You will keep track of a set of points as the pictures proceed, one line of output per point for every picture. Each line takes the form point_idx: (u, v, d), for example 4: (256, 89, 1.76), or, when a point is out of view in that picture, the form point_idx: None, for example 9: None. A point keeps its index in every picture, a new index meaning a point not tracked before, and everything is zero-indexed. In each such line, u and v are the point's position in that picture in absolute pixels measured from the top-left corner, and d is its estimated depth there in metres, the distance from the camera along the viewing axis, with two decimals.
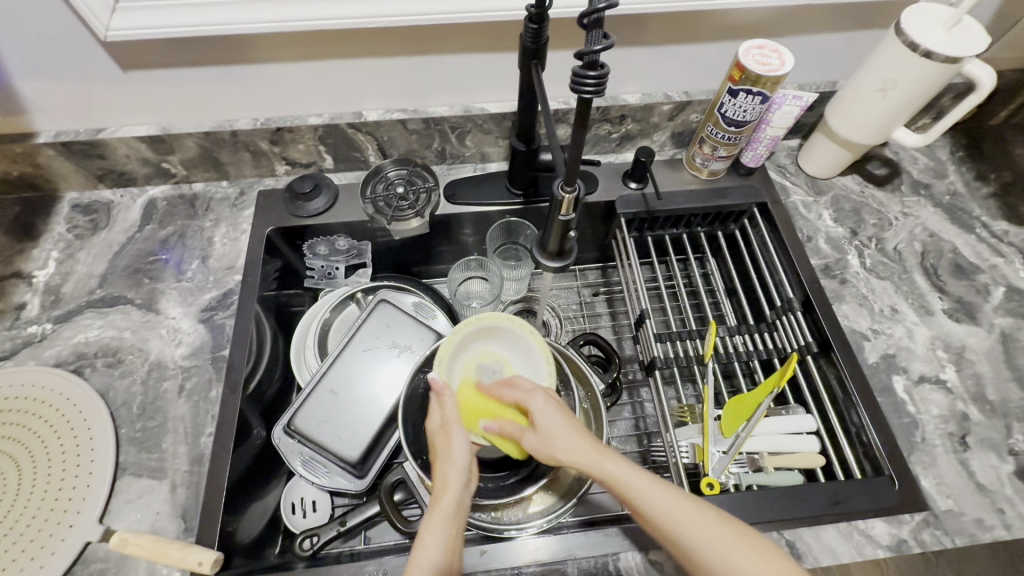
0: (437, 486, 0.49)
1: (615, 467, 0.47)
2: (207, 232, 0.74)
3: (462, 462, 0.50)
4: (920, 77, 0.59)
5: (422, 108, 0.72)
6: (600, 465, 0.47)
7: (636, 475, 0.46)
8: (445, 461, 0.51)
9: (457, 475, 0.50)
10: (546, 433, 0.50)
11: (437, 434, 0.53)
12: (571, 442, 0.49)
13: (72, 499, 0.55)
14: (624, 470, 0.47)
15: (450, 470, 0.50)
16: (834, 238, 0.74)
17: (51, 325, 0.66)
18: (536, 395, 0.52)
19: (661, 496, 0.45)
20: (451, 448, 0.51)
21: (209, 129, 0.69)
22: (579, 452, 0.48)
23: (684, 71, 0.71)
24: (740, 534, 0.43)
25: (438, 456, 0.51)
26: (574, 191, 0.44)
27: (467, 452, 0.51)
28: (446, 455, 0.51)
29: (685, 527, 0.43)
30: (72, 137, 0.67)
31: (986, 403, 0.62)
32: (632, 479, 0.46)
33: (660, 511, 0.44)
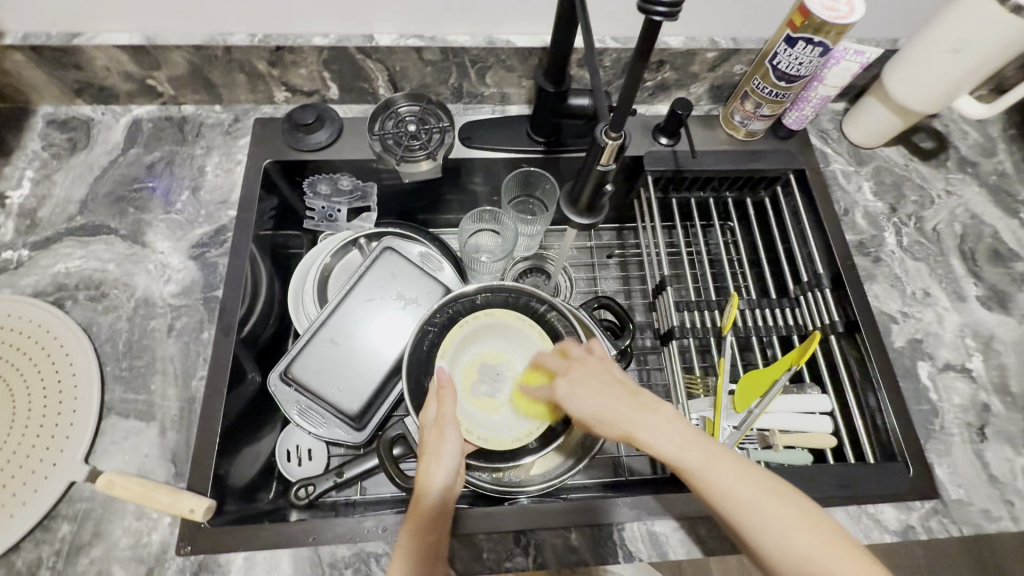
0: (420, 485, 0.48)
1: (661, 442, 0.43)
2: (198, 161, 0.67)
3: (446, 459, 0.49)
4: (1000, 37, 0.53)
5: (441, 36, 0.64)
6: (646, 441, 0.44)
7: (684, 453, 0.42)
8: (428, 458, 0.49)
9: (442, 473, 0.48)
10: (579, 397, 0.47)
11: (428, 430, 0.52)
12: (608, 417, 0.45)
13: (54, 437, 0.52)
14: (672, 444, 0.43)
15: (434, 468, 0.48)
16: (871, 213, 0.70)
17: (27, 252, 0.61)
18: (565, 375, 0.49)
19: (717, 471, 0.41)
20: (440, 447, 0.50)
21: (199, 43, 0.61)
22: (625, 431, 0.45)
23: (735, 14, 0.64)
24: (804, 515, 0.40)
25: (425, 455, 0.50)
26: (619, 138, 0.39)
27: (457, 452, 0.50)
28: (432, 453, 0.49)
29: (739, 507, 0.40)
30: (43, 40, 0.59)
31: (1009, 396, 0.60)
32: (681, 456, 0.42)
33: (715, 486, 0.41)
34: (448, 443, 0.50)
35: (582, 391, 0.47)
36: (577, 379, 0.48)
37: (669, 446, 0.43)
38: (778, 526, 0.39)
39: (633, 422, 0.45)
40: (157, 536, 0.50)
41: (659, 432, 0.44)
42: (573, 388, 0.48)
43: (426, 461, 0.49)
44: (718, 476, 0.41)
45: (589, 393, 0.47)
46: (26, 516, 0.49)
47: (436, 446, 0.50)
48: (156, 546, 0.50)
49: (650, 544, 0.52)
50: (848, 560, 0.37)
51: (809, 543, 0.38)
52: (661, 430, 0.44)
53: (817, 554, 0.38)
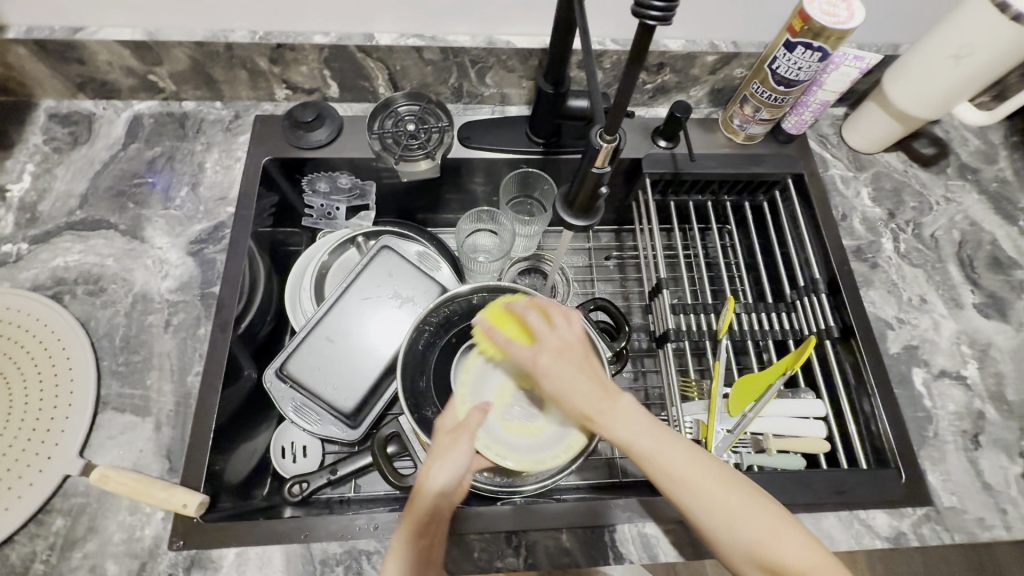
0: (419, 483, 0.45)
1: (625, 429, 0.43)
2: (198, 157, 0.68)
3: (454, 461, 0.46)
4: (1001, 45, 0.53)
5: (442, 36, 0.64)
6: (610, 428, 0.44)
7: (637, 437, 0.42)
8: (434, 457, 0.46)
9: (445, 477, 0.45)
10: (556, 376, 0.45)
11: (443, 433, 0.49)
12: (572, 397, 0.45)
13: (50, 430, 0.53)
14: (629, 429, 0.43)
15: (440, 469, 0.45)
16: (869, 218, 0.70)
17: (27, 245, 0.61)
18: (542, 355, 0.46)
19: (674, 459, 0.42)
20: (455, 452, 0.46)
21: (201, 39, 0.61)
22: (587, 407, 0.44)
23: (735, 17, 0.64)
24: (754, 500, 0.41)
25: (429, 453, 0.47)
26: (613, 141, 0.39)
27: (468, 460, 0.46)
28: (438, 452, 0.47)
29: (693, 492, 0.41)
30: (45, 35, 0.60)
31: (1004, 404, 0.60)
32: (634, 441, 0.43)
33: (672, 475, 0.41)
34: (458, 447, 0.46)
35: (555, 376, 0.45)
36: (562, 355, 0.46)
37: (631, 434, 0.43)
38: (729, 517, 0.40)
39: (601, 406, 0.44)
40: (151, 531, 0.50)
41: (614, 415, 0.44)
42: (554, 364, 0.46)
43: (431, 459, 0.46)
44: (677, 465, 0.41)
45: (566, 376, 0.45)
46: (21, 508, 0.49)
47: (446, 447, 0.47)
48: (149, 540, 0.50)
49: (641, 546, 0.52)
50: (805, 548, 0.40)
51: (759, 530, 0.40)
52: (623, 418, 0.43)
53: (772, 544, 0.40)
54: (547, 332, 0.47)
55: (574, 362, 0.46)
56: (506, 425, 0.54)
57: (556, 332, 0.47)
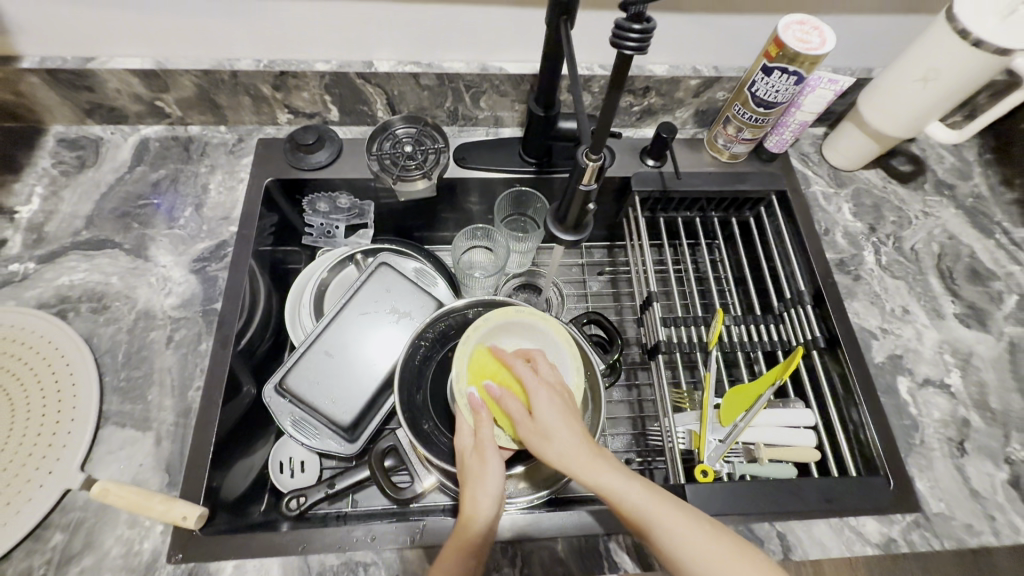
0: (466, 512, 0.46)
1: (610, 480, 0.44)
2: (202, 179, 0.70)
3: (495, 483, 0.47)
4: (965, 68, 0.56)
5: (437, 63, 0.67)
6: (594, 475, 0.44)
7: (629, 486, 0.43)
8: (478, 481, 0.47)
9: (487, 502, 0.46)
10: (541, 417, 0.47)
11: (469, 456, 0.50)
12: (565, 443, 0.46)
13: (51, 445, 0.53)
14: (617, 479, 0.44)
15: (486, 491, 0.46)
16: (851, 233, 0.72)
17: (33, 265, 0.63)
18: (537, 386, 0.49)
19: (652, 504, 0.43)
20: (484, 471, 0.48)
21: (207, 67, 0.64)
22: (575, 453, 0.45)
23: (716, 44, 0.67)
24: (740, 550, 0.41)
25: (469, 479, 0.48)
26: (598, 160, 0.41)
27: (501, 479, 0.48)
28: (480, 477, 0.47)
29: (676, 531, 0.42)
30: (57, 64, 0.62)
31: (988, 411, 0.61)
32: (621, 489, 0.43)
33: (653, 519, 0.42)
34: (494, 465, 0.48)
35: (544, 414, 0.47)
36: (556, 394, 0.49)
37: (613, 479, 0.44)
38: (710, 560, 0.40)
39: (584, 454, 0.45)
40: (149, 545, 0.51)
41: (599, 463, 0.45)
42: (549, 399, 0.48)
43: (471, 485, 0.47)
44: (660, 512, 0.42)
45: (554, 415, 0.47)
46: (20, 524, 0.50)
47: (487, 468, 0.48)
48: (147, 554, 0.50)
49: (635, 555, 0.53)
50: None
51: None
52: (606, 464, 0.45)
53: None
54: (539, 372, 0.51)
55: (560, 402, 0.49)
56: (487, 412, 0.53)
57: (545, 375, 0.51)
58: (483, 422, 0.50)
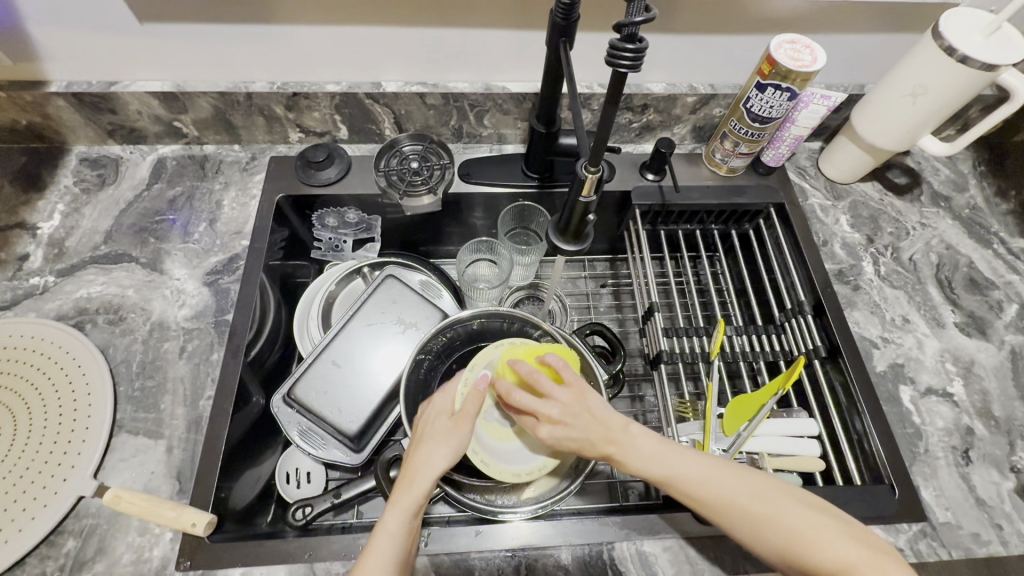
0: (410, 470, 0.49)
1: (641, 459, 0.49)
2: (216, 196, 0.73)
3: (451, 445, 0.50)
4: (954, 83, 0.58)
5: (443, 83, 0.70)
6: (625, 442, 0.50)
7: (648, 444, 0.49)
8: (433, 439, 0.51)
9: (434, 461, 0.49)
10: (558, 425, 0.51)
11: (440, 419, 0.53)
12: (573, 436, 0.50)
13: (66, 452, 0.55)
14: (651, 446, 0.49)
15: (434, 451, 0.50)
16: (849, 244, 0.74)
17: (53, 278, 0.65)
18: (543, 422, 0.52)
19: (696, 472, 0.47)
20: (438, 443, 0.51)
21: (224, 90, 0.67)
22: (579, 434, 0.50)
23: (710, 63, 0.70)
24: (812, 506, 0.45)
25: (427, 437, 0.52)
26: (597, 172, 0.43)
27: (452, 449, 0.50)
28: (438, 437, 0.51)
29: (684, 467, 0.48)
30: (84, 88, 0.66)
31: (991, 419, 0.62)
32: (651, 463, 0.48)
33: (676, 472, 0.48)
34: (458, 433, 0.51)
35: (567, 423, 0.51)
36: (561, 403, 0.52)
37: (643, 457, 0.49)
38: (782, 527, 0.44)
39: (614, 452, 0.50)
40: (159, 552, 0.51)
41: (623, 438, 0.50)
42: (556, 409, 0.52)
43: (424, 445, 0.51)
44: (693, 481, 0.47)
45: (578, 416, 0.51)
46: (34, 530, 0.51)
47: (445, 431, 0.51)
48: (157, 561, 0.51)
49: (640, 564, 0.53)
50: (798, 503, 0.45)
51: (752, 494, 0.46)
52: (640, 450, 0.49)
53: (761, 513, 0.45)
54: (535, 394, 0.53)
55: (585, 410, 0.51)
56: (488, 428, 0.58)
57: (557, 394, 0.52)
58: (472, 400, 0.52)
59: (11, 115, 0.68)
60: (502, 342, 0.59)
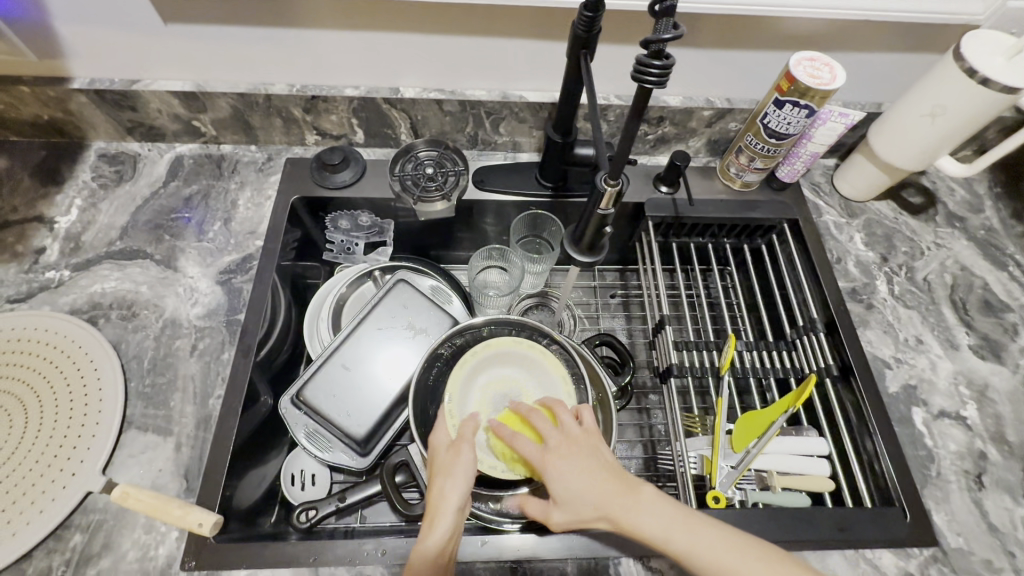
0: (432, 504, 0.46)
1: (650, 523, 0.45)
2: (231, 195, 0.73)
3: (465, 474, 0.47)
4: (973, 106, 0.58)
5: (461, 90, 0.71)
6: (631, 514, 0.45)
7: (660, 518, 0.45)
8: (443, 474, 0.48)
9: (454, 488, 0.46)
10: (563, 480, 0.46)
11: (443, 450, 0.50)
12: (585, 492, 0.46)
13: (76, 447, 0.55)
14: (657, 521, 0.45)
15: (450, 483, 0.47)
16: (863, 262, 0.73)
17: (69, 272, 0.66)
18: (549, 455, 0.48)
19: (706, 543, 0.44)
20: (455, 463, 0.48)
21: (244, 91, 0.68)
22: (582, 484, 0.46)
23: (727, 77, 0.70)
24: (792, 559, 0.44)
25: (438, 472, 0.49)
26: (616, 185, 0.43)
27: (471, 471, 0.48)
28: (448, 469, 0.48)
29: (703, 551, 0.44)
30: (106, 85, 0.67)
31: (1005, 445, 0.61)
32: (667, 532, 0.44)
33: (702, 560, 0.43)
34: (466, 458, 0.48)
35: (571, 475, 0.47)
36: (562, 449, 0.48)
37: (657, 526, 0.45)
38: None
39: (622, 507, 0.45)
40: (164, 550, 0.51)
41: (632, 496, 0.46)
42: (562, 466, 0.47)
43: (439, 480, 0.48)
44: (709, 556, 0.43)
45: (575, 475, 0.46)
46: (41, 524, 0.51)
47: (454, 459, 0.49)
48: (162, 560, 0.51)
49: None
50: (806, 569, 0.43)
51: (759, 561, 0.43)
52: (648, 514, 0.45)
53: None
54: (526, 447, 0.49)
55: (578, 459, 0.47)
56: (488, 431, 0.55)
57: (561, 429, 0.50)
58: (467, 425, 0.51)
59: (33, 110, 0.69)
60: (490, 342, 0.60)
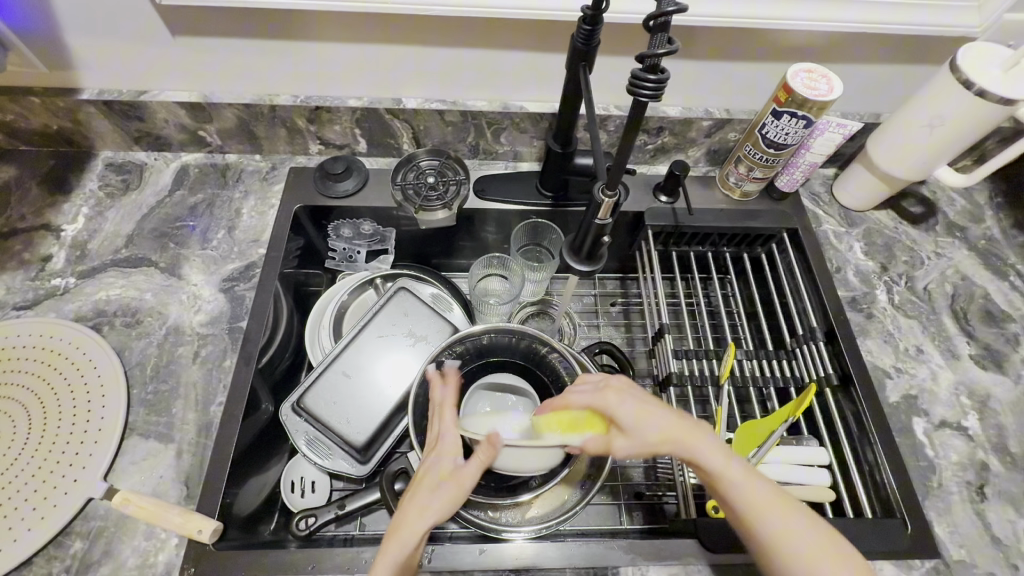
0: (407, 518, 0.46)
1: (711, 457, 0.46)
2: (235, 204, 0.74)
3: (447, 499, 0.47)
4: (970, 117, 0.58)
5: (462, 101, 0.72)
6: (695, 445, 0.47)
7: (722, 456, 0.46)
8: (429, 488, 0.48)
9: (434, 512, 0.46)
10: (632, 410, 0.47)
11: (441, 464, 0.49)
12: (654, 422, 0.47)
13: (79, 453, 0.55)
14: (718, 451, 0.47)
15: (429, 500, 0.47)
16: (862, 271, 0.73)
17: (74, 279, 0.66)
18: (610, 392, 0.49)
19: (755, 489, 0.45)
20: (444, 487, 0.47)
21: (249, 102, 0.69)
22: (650, 414, 0.48)
23: (726, 88, 0.71)
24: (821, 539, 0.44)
25: (425, 486, 0.48)
26: (613, 196, 0.44)
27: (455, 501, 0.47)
28: (437, 490, 0.47)
29: (756, 489, 0.45)
30: (114, 96, 0.68)
31: (1007, 456, 0.60)
32: (725, 467, 0.46)
33: (755, 501, 0.45)
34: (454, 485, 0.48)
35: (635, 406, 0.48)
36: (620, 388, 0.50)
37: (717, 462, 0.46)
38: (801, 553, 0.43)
39: (685, 440, 0.47)
40: (163, 557, 0.52)
41: (694, 434, 0.48)
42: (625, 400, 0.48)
43: (422, 492, 0.48)
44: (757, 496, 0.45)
45: (638, 412, 0.47)
46: (43, 530, 0.51)
47: (444, 482, 0.48)
48: (161, 566, 0.51)
49: None
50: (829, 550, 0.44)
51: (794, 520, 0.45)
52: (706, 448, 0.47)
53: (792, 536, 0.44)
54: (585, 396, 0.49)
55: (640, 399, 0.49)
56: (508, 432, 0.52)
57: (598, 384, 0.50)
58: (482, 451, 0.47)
59: (43, 120, 0.70)
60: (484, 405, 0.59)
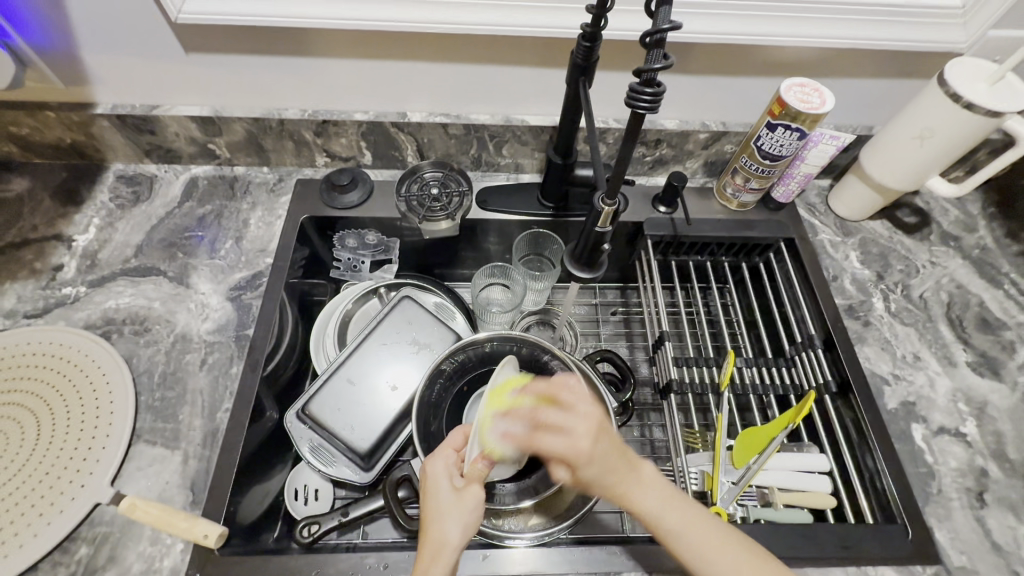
0: (431, 544, 0.47)
1: (650, 502, 0.46)
2: (243, 214, 0.76)
3: (467, 516, 0.49)
4: (958, 129, 0.60)
5: (465, 114, 0.74)
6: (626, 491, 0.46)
7: (662, 506, 0.46)
8: (443, 514, 0.48)
9: (452, 529, 0.48)
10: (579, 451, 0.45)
11: (443, 490, 0.50)
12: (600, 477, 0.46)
13: (87, 459, 0.56)
14: (653, 503, 0.46)
15: (450, 527, 0.48)
16: (859, 279, 0.75)
17: (84, 288, 0.68)
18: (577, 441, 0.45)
19: (694, 534, 0.46)
20: (450, 505, 0.49)
21: (258, 116, 0.71)
22: (603, 459, 0.46)
23: (721, 102, 0.73)
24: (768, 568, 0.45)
25: (434, 513, 0.49)
26: (613, 205, 0.45)
27: (469, 515, 0.49)
28: (447, 511, 0.48)
29: (688, 532, 0.46)
30: (128, 111, 0.70)
31: (1006, 462, 0.61)
32: (657, 511, 0.46)
33: (688, 544, 0.45)
34: (468, 504, 0.49)
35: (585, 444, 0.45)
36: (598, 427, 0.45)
37: (654, 503, 0.46)
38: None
39: (625, 483, 0.46)
40: (169, 562, 0.52)
41: (636, 472, 0.47)
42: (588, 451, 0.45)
43: (436, 525, 0.48)
44: (689, 537, 0.46)
45: (599, 451, 0.45)
46: (49, 535, 0.52)
47: (456, 502, 0.49)
48: (167, 571, 0.52)
49: None
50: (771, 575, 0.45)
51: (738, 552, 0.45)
52: (646, 487, 0.47)
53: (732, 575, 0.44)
54: (557, 439, 0.45)
55: (607, 438, 0.46)
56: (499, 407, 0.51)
57: (576, 415, 0.45)
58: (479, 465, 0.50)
59: (58, 134, 0.72)
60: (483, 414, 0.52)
